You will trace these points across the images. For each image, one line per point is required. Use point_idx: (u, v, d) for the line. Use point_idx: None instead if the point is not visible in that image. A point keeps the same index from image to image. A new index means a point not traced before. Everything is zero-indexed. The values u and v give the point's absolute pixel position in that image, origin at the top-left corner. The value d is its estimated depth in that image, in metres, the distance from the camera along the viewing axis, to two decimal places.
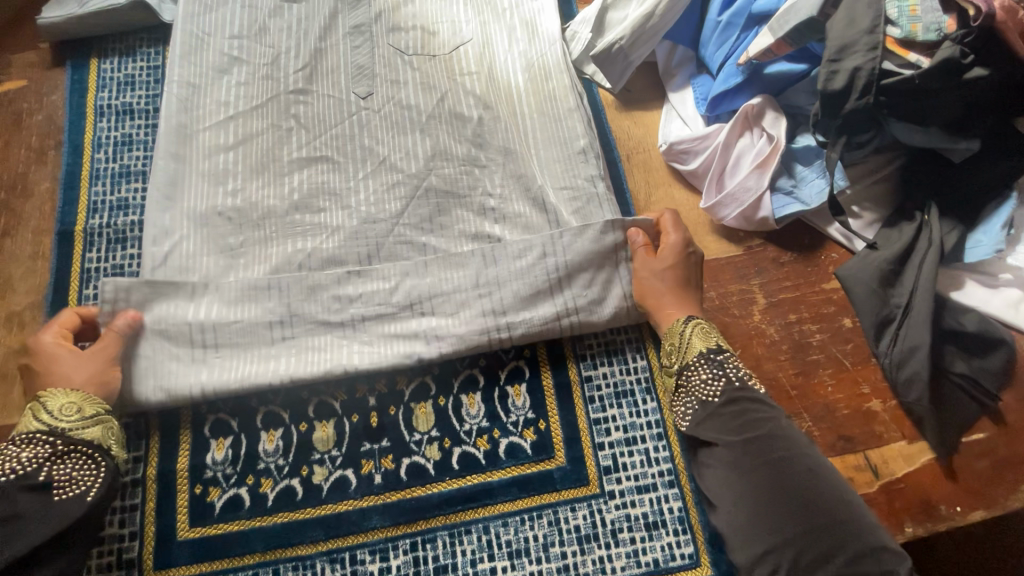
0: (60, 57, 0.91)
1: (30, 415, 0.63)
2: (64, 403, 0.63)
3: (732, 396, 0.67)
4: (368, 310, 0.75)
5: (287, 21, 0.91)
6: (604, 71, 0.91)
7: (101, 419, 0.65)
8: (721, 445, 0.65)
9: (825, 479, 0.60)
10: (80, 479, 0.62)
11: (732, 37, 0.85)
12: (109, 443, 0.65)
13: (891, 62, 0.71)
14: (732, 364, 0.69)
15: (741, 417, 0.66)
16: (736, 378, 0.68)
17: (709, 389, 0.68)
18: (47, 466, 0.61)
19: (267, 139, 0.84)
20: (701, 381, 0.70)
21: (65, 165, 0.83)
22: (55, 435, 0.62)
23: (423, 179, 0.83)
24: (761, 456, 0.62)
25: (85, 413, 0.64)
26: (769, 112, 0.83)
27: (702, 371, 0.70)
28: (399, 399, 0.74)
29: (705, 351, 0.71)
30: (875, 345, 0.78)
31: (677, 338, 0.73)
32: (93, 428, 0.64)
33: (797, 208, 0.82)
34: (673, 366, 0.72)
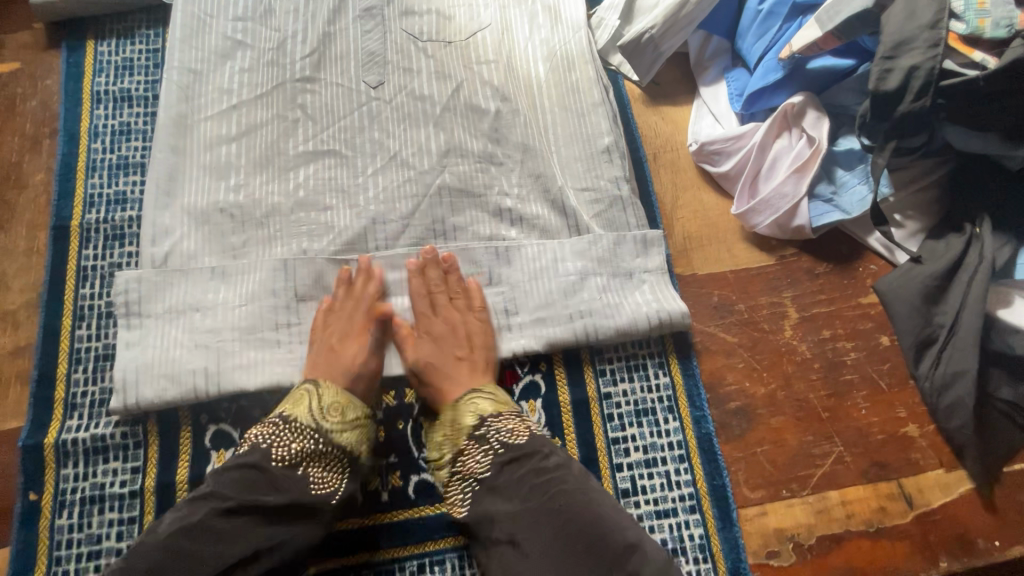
0: (55, 38, 0.86)
1: (304, 399, 0.64)
2: (332, 403, 0.65)
3: (512, 454, 0.62)
4: (376, 317, 0.71)
5: (293, 2, 0.85)
6: (632, 63, 0.85)
7: (359, 423, 0.66)
8: (513, 515, 0.58)
9: (601, 531, 0.55)
10: (333, 479, 0.63)
11: (774, 27, 0.78)
12: (360, 450, 0.66)
13: (952, 61, 0.65)
14: (495, 428, 0.64)
15: (523, 481, 0.60)
16: (499, 443, 0.63)
17: (481, 468, 0.63)
18: (309, 463, 0.61)
19: (272, 130, 0.79)
20: (476, 465, 0.63)
21: (60, 155, 0.79)
22: (320, 433, 0.63)
23: (434, 175, 0.78)
24: (548, 507, 0.57)
25: (348, 416, 0.65)
26: (810, 112, 0.77)
27: (474, 454, 0.64)
28: (408, 413, 0.70)
29: (479, 424, 0.65)
30: (915, 367, 0.73)
31: (449, 425, 0.66)
32: (348, 433, 0.65)
33: (836, 217, 0.76)
34: (445, 457, 0.66)
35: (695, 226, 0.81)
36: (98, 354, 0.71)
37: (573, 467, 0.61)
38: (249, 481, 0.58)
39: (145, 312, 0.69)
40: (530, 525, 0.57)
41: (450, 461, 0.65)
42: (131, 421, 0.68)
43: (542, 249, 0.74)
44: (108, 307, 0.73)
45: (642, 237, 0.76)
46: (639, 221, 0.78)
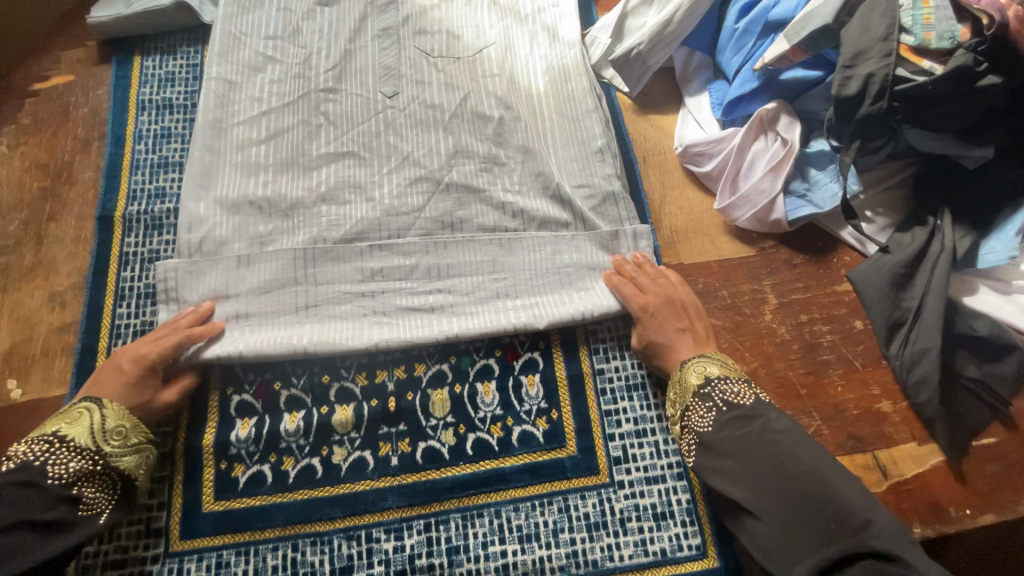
0: (106, 54, 0.96)
1: (84, 418, 0.65)
2: (113, 426, 0.65)
3: (723, 417, 0.68)
4: (387, 303, 0.78)
5: (319, 24, 0.95)
6: (621, 75, 0.94)
7: (142, 448, 0.67)
8: (725, 468, 0.65)
9: (818, 481, 0.60)
10: (102, 504, 0.64)
11: (749, 43, 0.87)
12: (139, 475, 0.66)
13: (904, 69, 0.72)
14: (721, 390, 0.69)
15: (735, 436, 0.66)
16: (724, 402, 0.68)
17: (705, 421, 0.68)
18: (83, 483, 0.63)
19: (297, 134, 0.88)
20: (700, 418, 0.69)
21: (107, 155, 0.88)
22: (99, 454, 0.64)
23: (440, 174, 0.86)
24: (760, 465, 0.64)
25: (129, 441, 0.66)
26: (784, 117, 0.84)
27: (700, 410, 0.69)
28: (417, 385, 0.76)
29: (701, 385, 0.70)
30: (886, 348, 0.79)
31: (676, 385, 0.72)
32: (131, 457, 0.66)
33: (809, 211, 0.83)
34: (676, 413, 0.72)
35: (681, 221, 0.89)
36: (137, 330, 0.78)
37: (795, 433, 0.65)
38: (18, 499, 0.59)
39: (183, 296, 0.76)
40: (738, 476, 0.64)
41: (680, 418, 0.71)
42: None
43: (542, 240, 0.82)
44: (146, 288, 0.80)
45: (632, 231, 0.83)
46: (629, 213, 0.85)
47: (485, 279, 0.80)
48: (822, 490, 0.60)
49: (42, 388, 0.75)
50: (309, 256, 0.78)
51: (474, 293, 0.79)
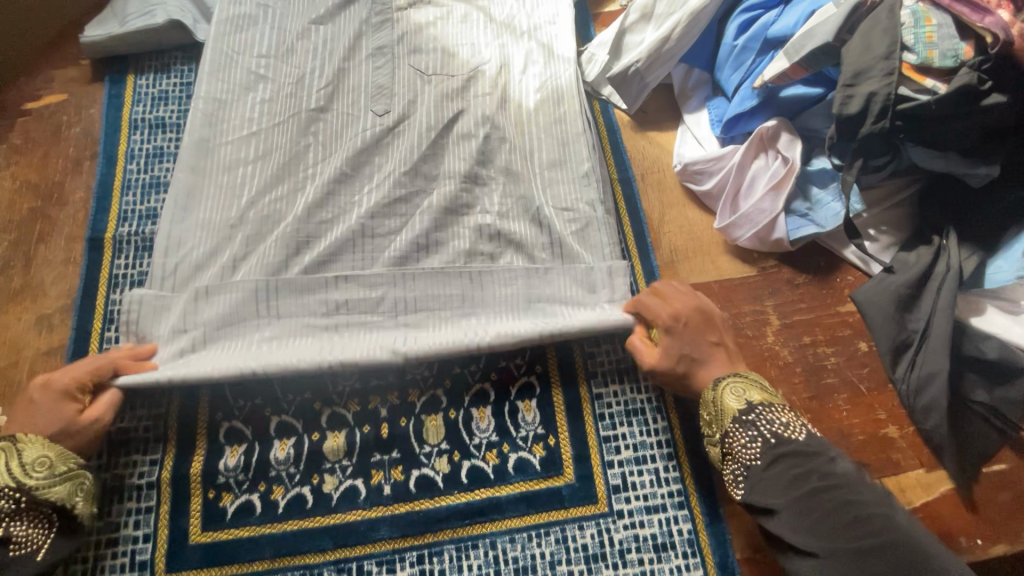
0: (99, 73, 0.95)
1: (0, 460, 0.62)
2: (38, 458, 0.63)
3: (773, 454, 0.62)
4: (351, 334, 0.75)
5: (313, 42, 0.95)
6: (620, 92, 0.93)
7: (72, 476, 0.64)
8: (779, 509, 0.59)
9: (888, 523, 0.55)
10: (38, 540, 0.61)
11: (748, 61, 0.86)
12: (74, 502, 0.64)
13: (906, 87, 0.71)
14: (766, 420, 0.64)
15: (787, 472, 0.61)
16: (771, 435, 0.64)
17: (751, 454, 0.64)
18: (11, 522, 0.60)
19: (284, 153, 0.86)
20: (744, 447, 0.65)
21: (99, 175, 0.87)
22: (21, 490, 0.61)
23: (426, 195, 0.85)
24: (819, 507, 0.58)
25: (56, 470, 0.63)
26: (785, 135, 0.83)
27: (741, 437, 0.65)
28: (410, 411, 0.75)
29: (740, 413, 0.66)
30: (892, 371, 0.77)
31: (710, 407, 0.68)
32: (61, 486, 0.63)
33: (812, 230, 0.82)
34: (715, 436, 0.68)
35: (681, 239, 0.87)
36: None
37: (861, 480, 0.59)
38: None
39: (147, 327, 0.74)
40: (794, 518, 0.58)
41: (720, 442, 0.67)
42: (151, 416, 0.73)
43: (512, 272, 0.79)
44: None
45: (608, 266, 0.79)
46: (611, 239, 0.83)
47: (454, 312, 0.78)
48: (895, 534, 0.54)
49: None
50: (273, 287, 0.76)
51: (444, 325, 0.77)
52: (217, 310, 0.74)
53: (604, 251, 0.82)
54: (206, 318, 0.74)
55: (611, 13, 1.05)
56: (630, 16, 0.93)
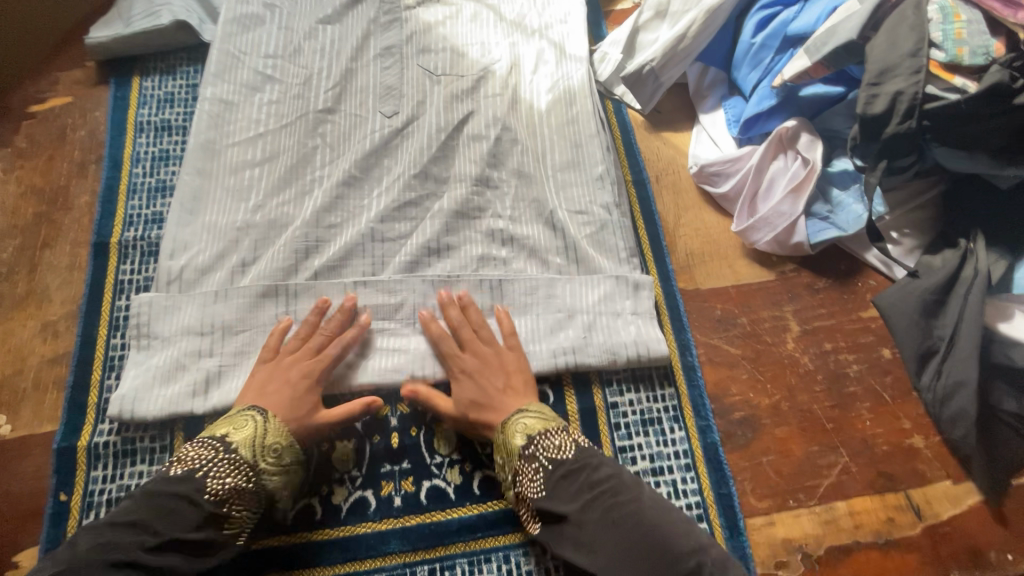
0: (104, 75, 0.94)
1: (246, 432, 0.64)
2: (272, 444, 0.64)
3: (562, 473, 0.63)
4: (368, 346, 0.73)
5: (320, 42, 0.93)
6: (634, 92, 0.90)
7: (291, 468, 0.66)
8: (565, 516, 0.61)
9: (651, 514, 0.60)
10: (245, 522, 0.63)
11: (766, 59, 0.84)
12: (282, 495, 0.65)
13: (934, 86, 0.68)
14: (538, 443, 0.65)
15: (573, 479, 0.63)
16: (548, 461, 0.64)
17: (536, 487, 0.63)
18: (235, 500, 0.62)
19: (292, 155, 0.85)
20: (530, 482, 0.64)
21: (104, 179, 0.85)
22: (254, 469, 0.63)
23: (433, 198, 0.83)
24: (604, 508, 0.60)
25: (282, 460, 0.65)
26: (804, 135, 0.81)
27: (530, 473, 0.64)
28: (421, 420, 0.73)
29: (525, 442, 0.66)
30: (917, 379, 0.75)
31: (500, 451, 0.67)
32: (280, 476, 0.65)
33: (832, 233, 0.80)
34: (506, 479, 0.67)
35: (697, 243, 0.85)
36: None
37: (626, 479, 0.63)
38: (176, 508, 0.59)
39: (154, 333, 0.72)
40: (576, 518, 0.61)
41: (512, 484, 0.66)
42: (158, 427, 0.71)
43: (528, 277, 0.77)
44: None
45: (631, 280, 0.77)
46: (628, 244, 0.81)
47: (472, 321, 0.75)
48: (655, 528, 0.58)
49: (33, 422, 0.72)
50: (291, 292, 0.74)
51: (462, 337, 0.75)
52: (234, 307, 0.73)
53: (620, 255, 0.81)
54: (220, 314, 0.73)
55: (622, 11, 1.03)
56: (643, 14, 0.90)
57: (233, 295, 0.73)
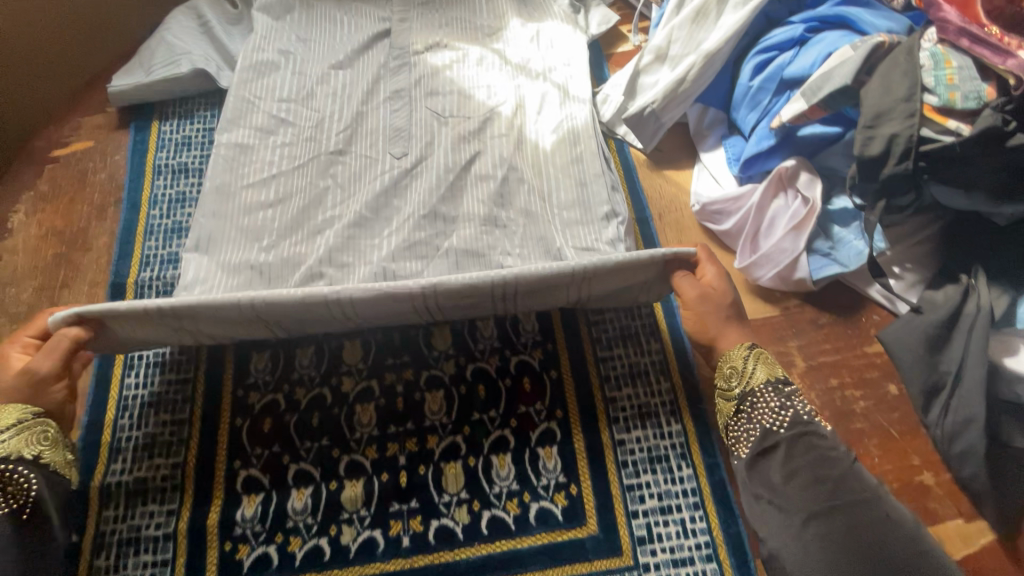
0: (125, 120, 0.98)
1: None
2: None
3: (801, 429, 0.67)
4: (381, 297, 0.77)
5: (333, 87, 0.97)
6: (635, 133, 0.94)
7: (24, 428, 0.64)
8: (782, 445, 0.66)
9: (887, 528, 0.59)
10: (21, 491, 0.62)
11: (764, 101, 0.86)
12: (32, 451, 0.64)
13: (928, 128, 0.70)
14: (798, 398, 0.69)
15: (811, 447, 0.65)
16: (803, 412, 0.68)
17: (775, 420, 0.68)
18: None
19: (304, 197, 0.87)
20: (767, 410, 0.69)
21: (123, 221, 0.89)
22: None
23: (438, 240, 0.85)
24: (836, 487, 0.62)
25: (2, 425, 0.63)
26: (804, 174, 0.82)
27: (768, 400, 0.69)
28: (428, 458, 0.73)
29: (769, 380, 0.70)
30: (925, 415, 0.75)
31: (737, 364, 0.71)
32: (16, 440, 0.63)
33: (835, 269, 0.81)
34: (733, 391, 0.71)
35: None
36: (144, 402, 0.76)
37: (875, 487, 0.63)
38: None
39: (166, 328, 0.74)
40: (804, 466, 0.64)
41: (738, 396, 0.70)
42: (170, 465, 0.73)
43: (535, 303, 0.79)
44: (155, 358, 0.78)
45: None
46: None
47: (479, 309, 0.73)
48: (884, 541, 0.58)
49: None
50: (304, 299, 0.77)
51: (466, 306, 0.71)
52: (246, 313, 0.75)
53: None
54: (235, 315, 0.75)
55: (624, 53, 1.07)
56: (644, 57, 0.93)
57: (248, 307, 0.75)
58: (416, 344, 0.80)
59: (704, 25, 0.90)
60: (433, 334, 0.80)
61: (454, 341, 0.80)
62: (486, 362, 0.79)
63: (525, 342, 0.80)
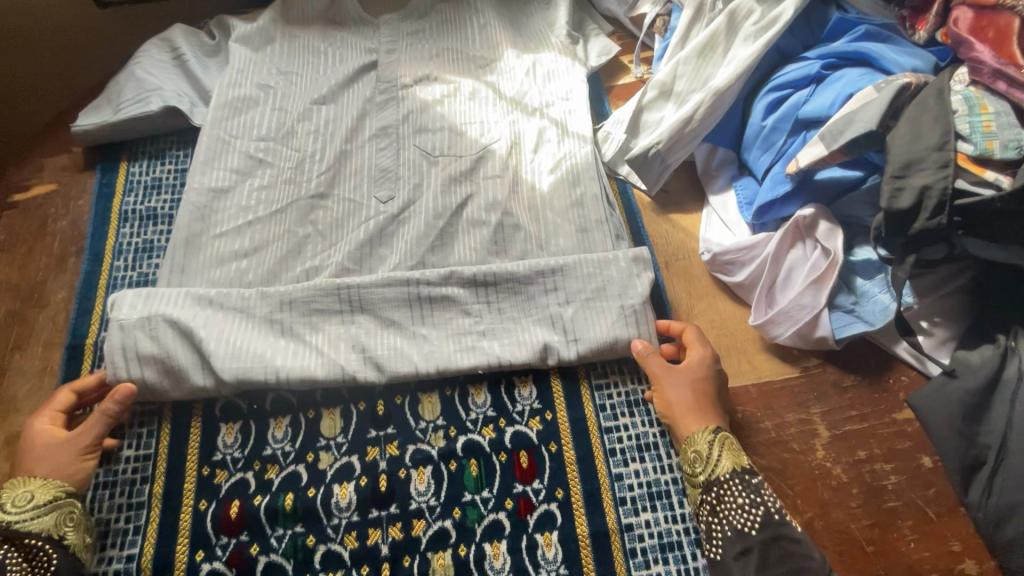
0: (91, 161, 0.91)
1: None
2: (20, 490, 0.61)
3: (774, 532, 0.61)
4: (366, 317, 0.74)
5: (315, 124, 0.90)
6: (639, 174, 0.86)
7: (62, 505, 0.62)
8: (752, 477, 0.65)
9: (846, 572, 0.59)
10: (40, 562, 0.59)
11: (778, 142, 0.80)
12: (64, 529, 0.61)
13: (963, 180, 0.63)
14: (769, 491, 0.63)
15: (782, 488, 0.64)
16: (775, 510, 0.62)
17: (745, 504, 0.62)
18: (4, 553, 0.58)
19: (281, 245, 0.80)
20: (738, 501, 0.63)
21: (83, 274, 0.81)
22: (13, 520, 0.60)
23: (424, 279, 0.75)
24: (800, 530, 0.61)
25: (38, 500, 0.61)
26: (823, 223, 0.76)
27: (739, 496, 0.63)
28: (414, 547, 0.66)
29: (736, 469, 0.64)
30: (964, 494, 0.68)
31: (708, 446, 0.66)
32: (49, 514, 0.61)
33: (860, 328, 0.73)
34: (700, 465, 0.66)
35: (712, 335, 0.79)
36: (100, 483, 0.68)
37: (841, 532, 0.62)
38: None
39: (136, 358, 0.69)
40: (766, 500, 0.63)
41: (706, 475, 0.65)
42: (125, 558, 0.65)
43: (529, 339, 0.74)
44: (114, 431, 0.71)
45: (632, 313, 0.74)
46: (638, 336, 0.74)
47: (463, 325, 0.74)
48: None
49: None
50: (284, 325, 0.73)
51: (449, 316, 0.75)
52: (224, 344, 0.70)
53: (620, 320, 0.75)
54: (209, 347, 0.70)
55: (626, 86, 1.01)
56: (647, 93, 0.87)
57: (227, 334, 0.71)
58: (401, 413, 0.73)
59: (710, 60, 0.84)
60: (421, 402, 0.73)
61: (443, 410, 0.73)
62: (479, 433, 0.72)
63: (521, 409, 0.73)
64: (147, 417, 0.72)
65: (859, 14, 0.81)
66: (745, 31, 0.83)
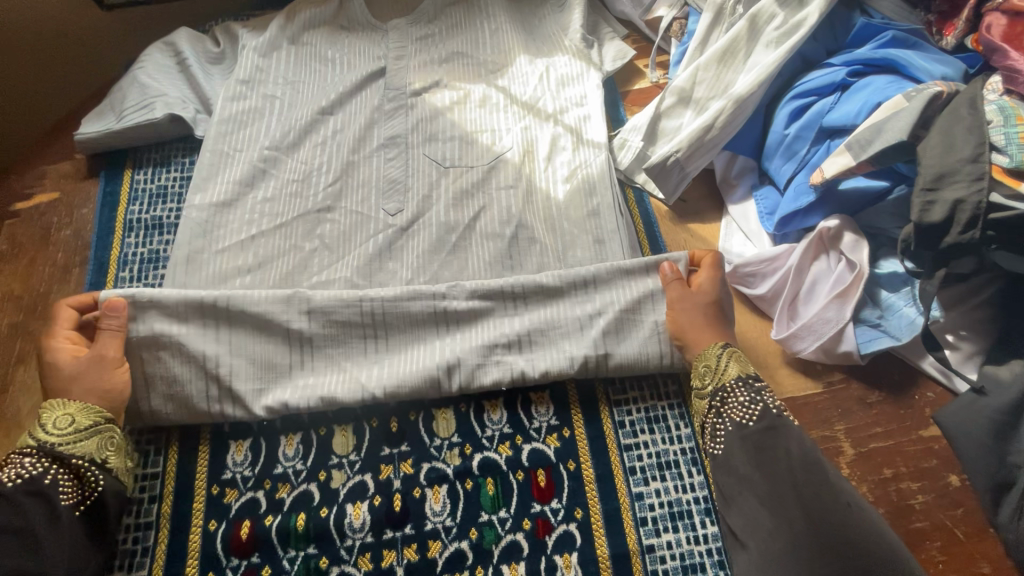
0: (95, 168, 0.89)
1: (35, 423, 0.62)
2: (60, 414, 0.62)
3: (770, 423, 0.64)
4: (387, 328, 0.72)
5: (323, 135, 0.88)
6: (657, 183, 0.85)
7: (99, 429, 0.62)
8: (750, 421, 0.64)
9: (838, 499, 0.58)
10: (85, 489, 0.61)
11: (801, 151, 0.78)
12: (105, 455, 0.62)
13: (1000, 193, 0.60)
14: (770, 391, 0.66)
15: (776, 432, 0.63)
16: (773, 405, 0.65)
17: (745, 413, 0.65)
18: (53, 473, 0.59)
19: (287, 261, 0.78)
20: (739, 405, 0.66)
21: (88, 285, 0.79)
22: (52, 446, 0.60)
23: (448, 295, 0.73)
24: (783, 465, 0.61)
25: (80, 425, 0.62)
26: (848, 235, 0.74)
27: (741, 396, 0.66)
28: (431, 569, 0.64)
29: (742, 375, 0.67)
30: (994, 514, 0.66)
31: (710, 360, 0.69)
32: (88, 439, 0.62)
33: (887, 343, 0.71)
34: (707, 388, 0.68)
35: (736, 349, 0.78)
36: None
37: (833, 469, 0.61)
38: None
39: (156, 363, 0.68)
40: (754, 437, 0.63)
41: (712, 391, 0.68)
42: None
43: (554, 349, 0.72)
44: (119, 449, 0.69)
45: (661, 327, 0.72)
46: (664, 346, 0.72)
47: (488, 339, 0.72)
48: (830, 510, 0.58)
49: None
50: (303, 341, 0.71)
51: (474, 332, 0.72)
52: (245, 358, 0.70)
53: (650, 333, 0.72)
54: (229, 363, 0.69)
55: (640, 91, 0.99)
56: (665, 99, 0.85)
57: (247, 349, 0.70)
58: (415, 431, 0.71)
59: (731, 66, 0.82)
60: (435, 419, 0.71)
61: (458, 427, 0.71)
62: (495, 451, 0.70)
63: (538, 427, 0.71)
64: (154, 435, 0.70)
65: (884, 19, 0.79)
66: (768, 36, 0.80)
